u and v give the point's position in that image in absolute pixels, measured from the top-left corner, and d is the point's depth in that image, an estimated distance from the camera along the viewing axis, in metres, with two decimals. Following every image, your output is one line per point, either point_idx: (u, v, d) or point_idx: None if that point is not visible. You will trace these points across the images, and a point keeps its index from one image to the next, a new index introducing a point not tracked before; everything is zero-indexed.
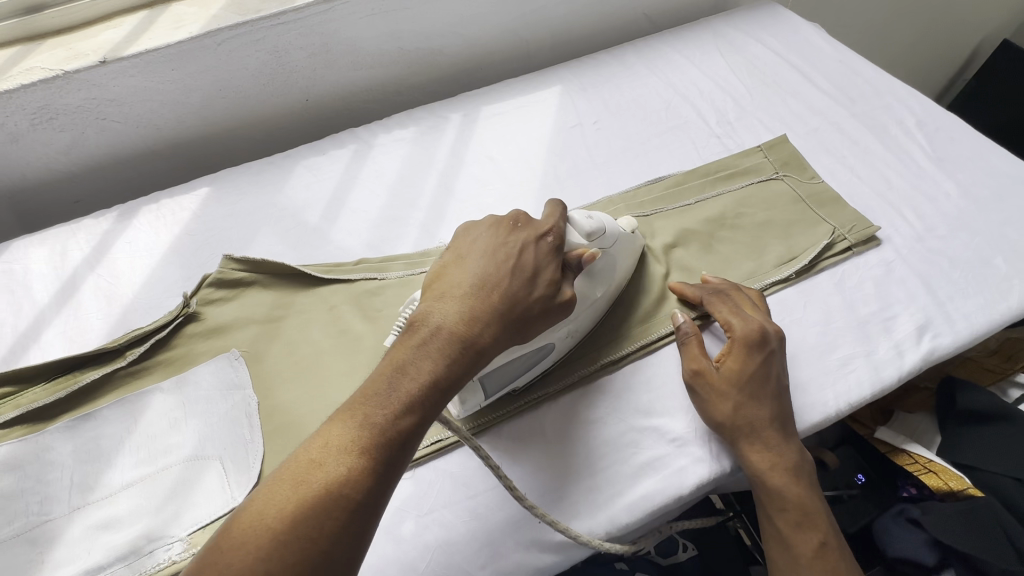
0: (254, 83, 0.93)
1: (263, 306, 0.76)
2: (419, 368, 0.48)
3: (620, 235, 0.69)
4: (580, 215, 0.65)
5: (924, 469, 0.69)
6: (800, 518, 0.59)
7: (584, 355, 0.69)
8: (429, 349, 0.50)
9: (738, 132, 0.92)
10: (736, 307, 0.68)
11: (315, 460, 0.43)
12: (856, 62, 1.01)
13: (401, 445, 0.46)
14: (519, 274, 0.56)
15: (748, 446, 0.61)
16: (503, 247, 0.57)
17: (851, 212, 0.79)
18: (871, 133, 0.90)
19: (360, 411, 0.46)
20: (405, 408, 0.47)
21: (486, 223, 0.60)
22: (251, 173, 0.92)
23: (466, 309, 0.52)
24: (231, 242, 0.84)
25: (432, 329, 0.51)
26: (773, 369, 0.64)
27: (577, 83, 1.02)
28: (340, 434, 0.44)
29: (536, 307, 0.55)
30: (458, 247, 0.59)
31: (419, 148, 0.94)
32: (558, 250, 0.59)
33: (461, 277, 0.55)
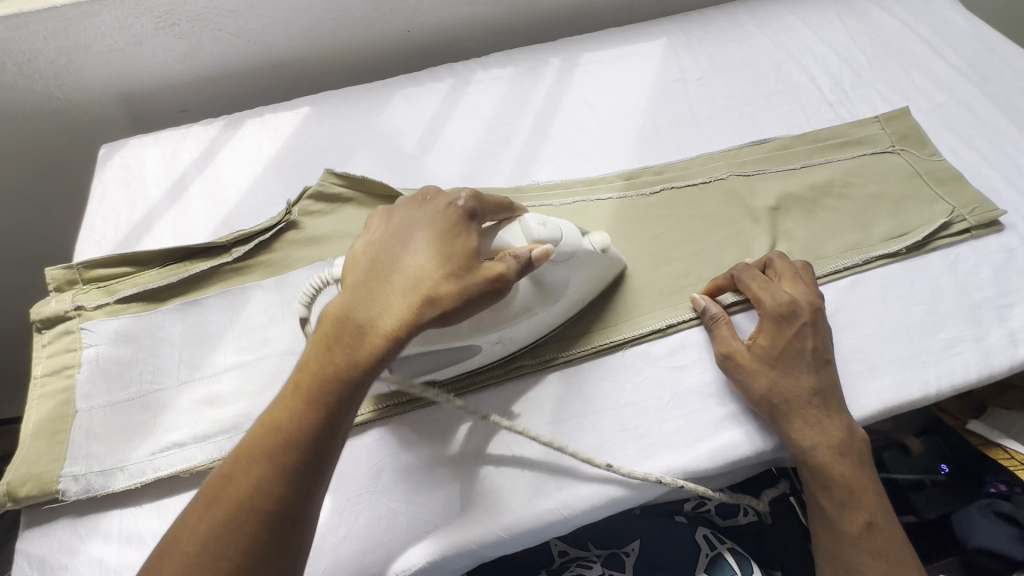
0: (361, 8, 0.93)
1: (359, 223, 0.78)
2: (323, 371, 0.47)
3: (578, 248, 0.60)
4: (533, 219, 0.56)
5: (1018, 464, 0.68)
6: (844, 497, 0.57)
7: (674, 305, 0.69)
8: (332, 351, 0.48)
9: (854, 102, 0.87)
10: (768, 281, 0.65)
11: (227, 477, 0.45)
12: (993, 39, 0.93)
13: (309, 451, 0.46)
14: (425, 262, 0.49)
15: (785, 424, 0.59)
16: (408, 227, 0.52)
17: (974, 194, 0.74)
18: (1004, 115, 0.83)
19: (269, 425, 0.47)
20: (308, 414, 0.46)
21: (395, 201, 0.56)
22: (350, 98, 0.94)
23: (374, 303, 0.49)
24: (330, 161, 0.86)
25: (333, 327, 0.48)
26: (807, 343, 0.61)
27: (683, 37, 0.98)
28: (251, 450, 0.46)
29: (450, 291, 0.48)
30: (367, 231, 0.55)
31: (516, 88, 0.93)
32: (469, 218, 0.51)
33: (363, 272, 0.51)
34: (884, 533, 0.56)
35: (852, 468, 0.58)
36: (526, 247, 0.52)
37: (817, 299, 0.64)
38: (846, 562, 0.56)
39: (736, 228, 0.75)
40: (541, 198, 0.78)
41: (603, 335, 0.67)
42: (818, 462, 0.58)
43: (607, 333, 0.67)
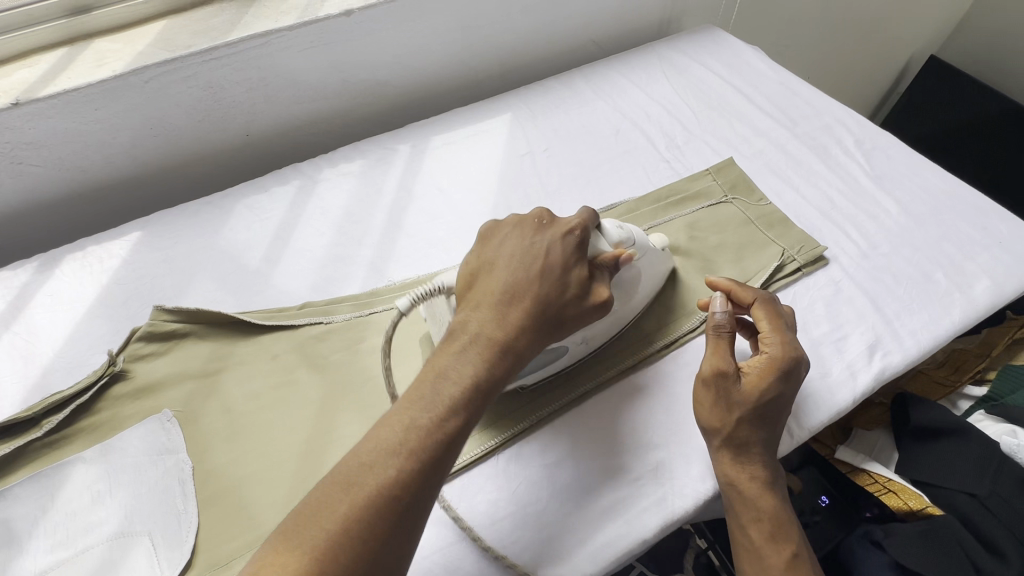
0: (187, 120, 0.88)
1: (198, 360, 0.71)
2: (461, 373, 0.50)
3: (647, 247, 0.69)
4: (609, 226, 0.65)
5: (885, 488, 0.68)
6: (774, 529, 0.59)
7: (541, 394, 0.66)
8: (470, 355, 0.51)
9: (687, 156, 0.93)
10: (780, 326, 0.65)
11: (364, 463, 0.45)
12: (794, 83, 1.04)
13: (450, 446, 0.47)
14: (551, 273, 0.56)
15: (726, 458, 0.60)
16: (530, 249, 0.58)
17: (799, 233, 0.80)
18: (813, 153, 0.92)
19: (403, 418, 0.47)
20: (454, 410, 0.48)
21: (510, 222, 0.61)
22: (186, 215, 0.87)
23: (505, 312, 0.54)
24: (165, 291, 0.79)
25: (473, 334, 0.52)
26: (785, 401, 0.61)
27: (527, 110, 1.01)
28: (383, 441, 0.46)
29: (573, 306, 0.57)
30: (482, 248, 0.60)
31: (367, 182, 0.91)
32: (585, 243, 0.59)
33: (494, 282, 0.56)
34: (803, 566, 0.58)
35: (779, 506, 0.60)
36: (614, 254, 0.62)
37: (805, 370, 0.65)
38: None
39: None
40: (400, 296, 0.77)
41: (472, 444, 0.63)
42: (750, 496, 0.59)
43: (475, 441, 0.63)
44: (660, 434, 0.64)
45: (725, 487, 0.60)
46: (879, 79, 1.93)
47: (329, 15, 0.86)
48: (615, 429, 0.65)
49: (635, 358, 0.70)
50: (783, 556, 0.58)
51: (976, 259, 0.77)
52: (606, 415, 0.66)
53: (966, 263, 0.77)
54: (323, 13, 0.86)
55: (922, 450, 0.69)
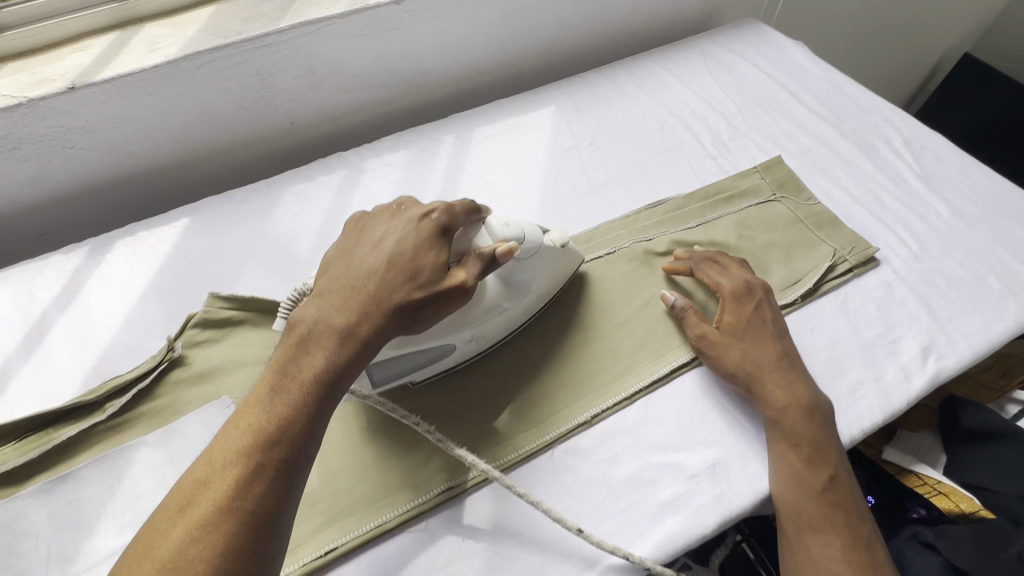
0: (235, 106, 0.88)
1: (254, 348, 0.71)
2: (304, 368, 0.47)
3: (540, 243, 0.67)
4: (492, 220, 0.63)
5: (935, 491, 0.69)
6: (812, 455, 0.59)
7: (598, 390, 0.68)
8: (312, 350, 0.48)
9: (733, 153, 0.92)
10: (721, 267, 0.74)
11: (200, 480, 0.41)
12: (840, 80, 1.03)
13: (293, 449, 0.44)
14: (402, 258, 0.54)
15: (768, 389, 0.63)
16: (380, 240, 0.56)
17: (849, 234, 0.80)
18: (861, 153, 0.91)
19: (243, 423, 0.44)
20: (296, 412, 0.45)
21: (369, 214, 0.60)
22: (235, 202, 0.88)
23: (348, 303, 0.51)
24: (217, 278, 0.79)
25: (312, 330, 0.49)
26: (766, 315, 0.69)
27: (570, 103, 1.01)
28: (222, 451, 0.43)
29: (427, 292, 0.54)
30: (336, 249, 0.58)
31: (412, 173, 0.91)
32: (444, 228, 0.57)
33: (341, 275, 0.54)
34: (843, 486, 0.59)
35: (818, 428, 0.61)
36: (490, 247, 0.59)
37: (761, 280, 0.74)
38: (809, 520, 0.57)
39: (644, 293, 0.76)
40: None
41: (529, 437, 0.64)
42: (784, 416, 0.61)
43: (535, 432, 0.64)
44: (716, 432, 0.65)
45: (767, 415, 0.62)
46: (910, 78, 1.90)
47: (379, 4, 0.86)
48: (670, 425, 0.65)
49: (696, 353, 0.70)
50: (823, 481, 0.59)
51: None
52: (662, 411, 0.66)
53: (1019, 268, 0.77)
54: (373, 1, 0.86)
55: (972, 453, 0.69)
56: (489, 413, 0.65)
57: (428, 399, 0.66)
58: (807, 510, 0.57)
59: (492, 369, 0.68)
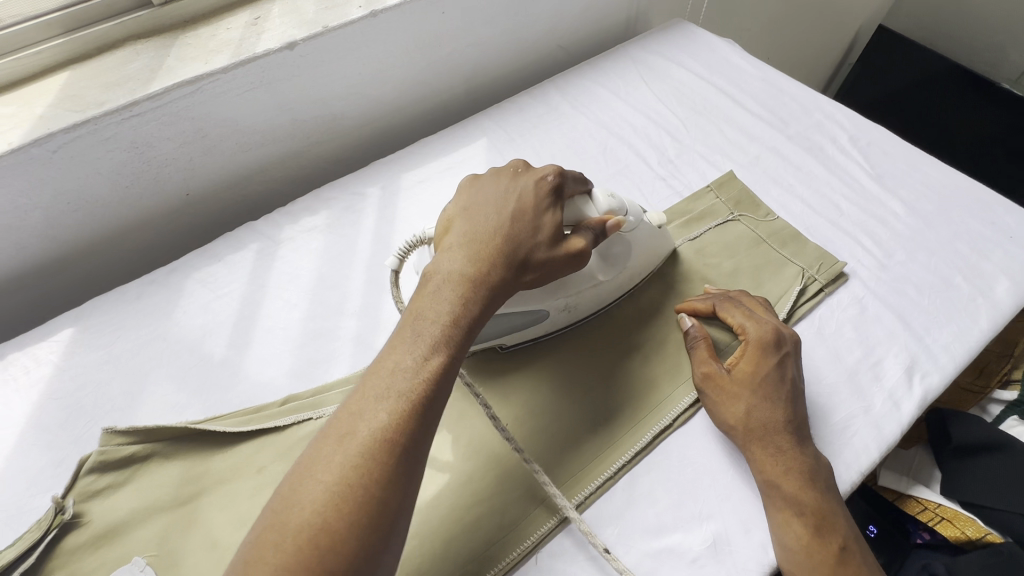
0: (113, 187, 0.75)
1: (168, 487, 0.59)
2: (443, 311, 0.48)
3: (640, 222, 0.68)
4: (599, 192, 0.62)
5: (938, 517, 0.66)
6: (820, 526, 0.53)
7: (576, 473, 0.60)
8: (448, 295, 0.49)
9: (682, 171, 0.87)
10: (748, 310, 0.66)
11: (357, 410, 0.42)
12: (777, 78, 0.99)
13: (437, 388, 0.44)
14: (525, 215, 0.55)
15: (763, 456, 0.57)
16: (504, 192, 0.57)
17: (813, 249, 0.76)
18: (810, 156, 0.87)
19: (390, 362, 0.45)
20: (438, 352, 0.46)
21: (486, 175, 0.60)
22: (128, 301, 0.74)
23: (479, 254, 0.52)
24: (113, 401, 0.66)
25: (447, 275, 0.50)
26: (787, 377, 0.61)
27: (504, 133, 0.92)
28: (375, 385, 0.44)
29: (549, 250, 0.55)
30: (459, 200, 0.58)
31: (336, 237, 0.80)
32: (561, 186, 0.58)
33: (469, 229, 0.54)
34: (855, 558, 0.53)
35: (824, 495, 0.55)
36: (599, 218, 0.60)
37: (793, 331, 0.66)
38: None
39: (612, 346, 0.69)
40: None
41: (506, 547, 0.56)
42: (785, 485, 0.55)
43: (513, 539, 0.56)
44: (711, 501, 0.58)
45: (761, 482, 0.57)
46: (831, 55, 1.93)
47: (268, 51, 0.74)
48: (660, 502, 0.58)
49: (673, 414, 0.63)
50: (833, 551, 0.53)
51: (992, 258, 0.75)
52: (649, 484, 0.60)
53: (982, 264, 0.74)
54: (261, 49, 0.74)
55: (966, 467, 0.66)
56: (459, 524, 0.56)
57: None
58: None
59: (457, 467, 0.60)
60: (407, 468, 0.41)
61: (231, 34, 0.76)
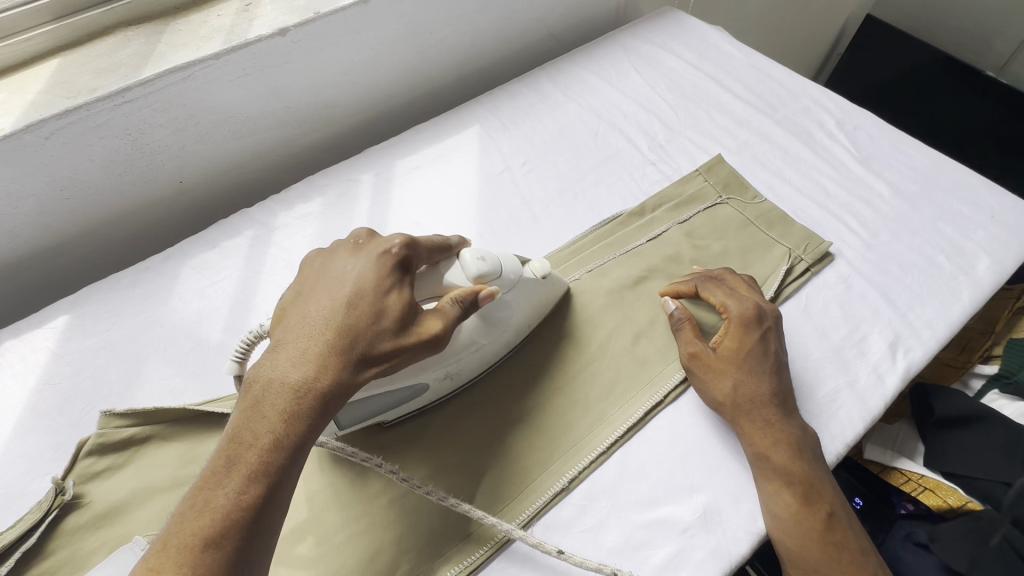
0: (105, 174, 0.75)
1: (167, 468, 0.60)
2: (265, 429, 0.43)
3: (519, 276, 0.63)
4: (468, 255, 0.59)
5: (920, 487, 0.68)
6: (809, 493, 0.55)
7: (569, 449, 0.61)
8: (267, 411, 0.44)
9: (672, 156, 0.88)
10: (729, 289, 0.67)
11: (147, 575, 0.37)
12: (765, 64, 1.01)
13: (251, 529, 0.40)
14: (362, 304, 0.50)
15: (751, 429, 0.59)
16: (341, 276, 0.52)
17: (800, 230, 0.77)
18: (798, 140, 0.89)
19: (202, 500, 0.40)
20: (251, 485, 0.41)
21: (323, 251, 0.55)
22: (124, 287, 0.75)
23: (307, 356, 0.46)
24: (111, 386, 0.67)
25: (268, 384, 0.45)
26: (769, 351, 0.63)
27: (495, 120, 0.93)
28: (178, 534, 0.38)
29: (387, 342, 0.49)
30: (296, 287, 0.53)
31: (330, 224, 0.81)
32: (404, 262, 0.54)
33: (299, 322, 0.49)
34: (841, 522, 0.56)
35: (810, 464, 0.57)
36: (470, 288, 0.57)
37: (774, 306, 0.68)
38: (808, 559, 0.54)
39: (603, 327, 0.70)
40: None
41: (502, 521, 0.57)
42: (773, 457, 0.57)
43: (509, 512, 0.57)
44: (702, 474, 0.60)
45: (751, 455, 0.58)
46: (820, 45, 1.95)
47: (261, 37, 0.74)
48: (652, 475, 0.60)
49: (664, 391, 0.65)
50: (820, 517, 0.55)
51: (973, 238, 0.77)
52: (641, 459, 0.61)
53: (964, 242, 0.76)
54: (253, 35, 0.74)
55: (949, 440, 0.68)
56: (454, 498, 0.58)
57: (382, 498, 0.57)
58: (812, 552, 0.54)
59: (453, 445, 0.61)
60: None
61: (223, 20, 0.76)
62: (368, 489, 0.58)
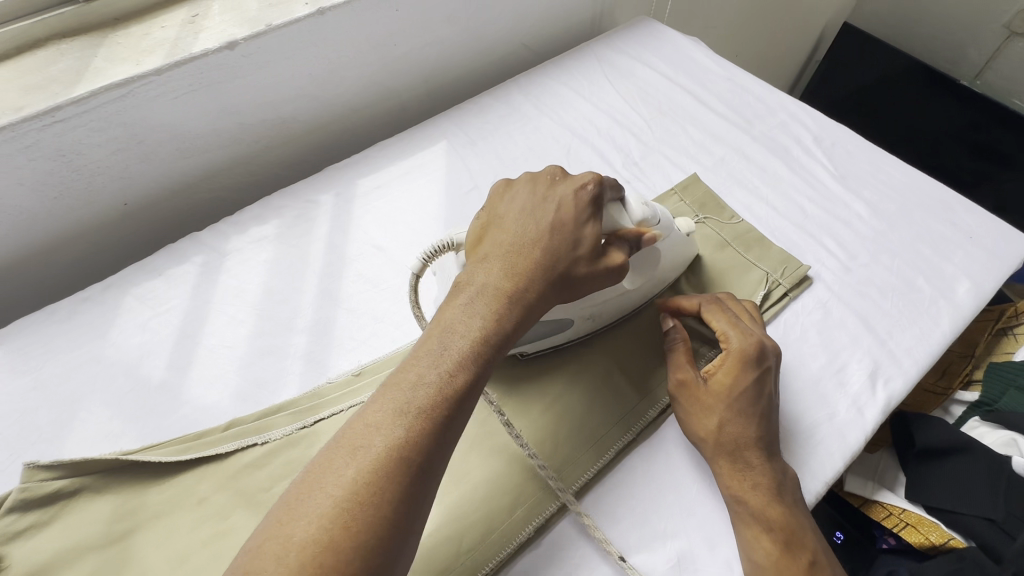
0: (38, 198, 0.69)
1: (98, 524, 0.55)
2: (469, 325, 0.46)
3: (670, 229, 0.65)
4: (631, 199, 0.60)
5: (903, 523, 0.65)
6: (789, 540, 0.52)
7: (550, 479, 0.58)
8: (480, 313, 0.46)
9: (647, 173, 0.85)
10: (735, 318, 0.64)
11: (372, 423, 0.40)
12: (742, 77, 0.98)
13: (454, 410, 0.42)
14: (563, 230, 0.52)
15: (727, 469, 0.56)
16: (537, 205, 0.54)
17: (778, 253, 0.75)
18: (775, 157, 0.86)
19: (412, 375, 0.43)
20: (463, 369, 0.43)
21: (522, 180, 0.57)
22: (59, 320, 0.69)
23: (509, 269, 0.49)
24: (40, 431, 0.61)
25: (483, 287, 0.48)
26: (764, 390, 0.59)
27: (464, 135, 0.89)
28: (395, 397, 0.42)
29: (584, 267, 0.52)
30: (488, 212, 0.56)
31: (286, 248, 0.76)
32: (600, 198, 0.54)
33: (503, 239, 0.52)
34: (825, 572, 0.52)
35: (790, 508, 0.54)
36: (636, 231, 0.57)
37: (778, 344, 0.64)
38: None
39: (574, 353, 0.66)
40: (347, 396, 0.63)
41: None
42: (752, 499, 0.54)
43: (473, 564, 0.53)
44: (676, 518, 0.57)
45: (727, 497, 0.56)
46: (798, 53, 1.95)
47: (206, 51, 0.69)
48: (623, 520, 0.57)
49: (638, 427, 0.62)
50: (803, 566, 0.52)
51: (953, 260, 0.75)
52: (612, 502, 0.58)
53: (943, 264, 0.74)
54: (198, 49, 0.69)
55: (931, 472, 0.66)
56: None
57: None
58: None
59: None
60: (412, 488, 0.39)
61: (166, 33, 0.71)
62: None
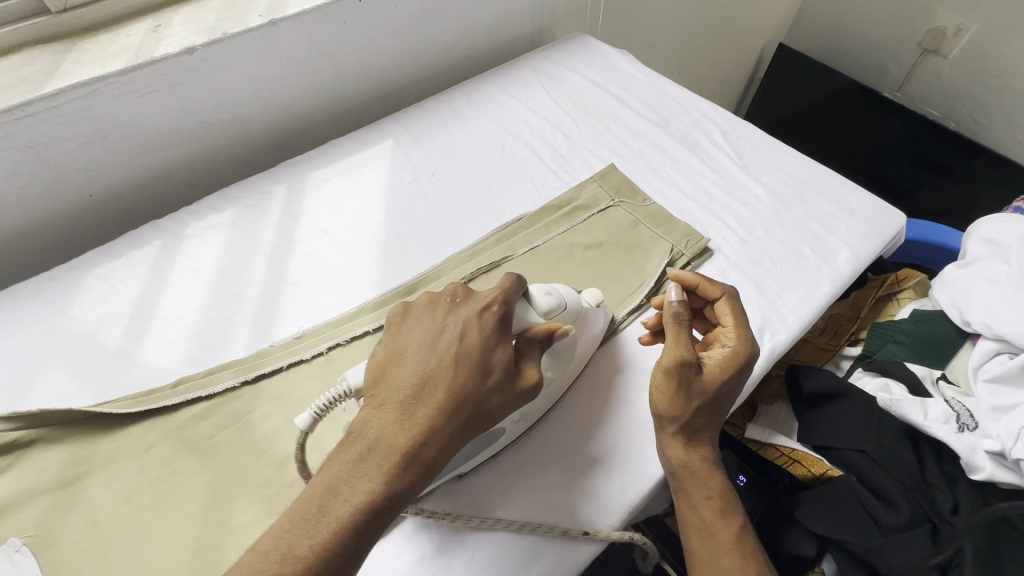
0: (7, 186, 0.76)
1: (52, 469, 0.60)
2: (355, 491, 0.45)
3: (579, 308, 0.64)
4: (536, 292, 0.60)
5: (791, 459, 0.73)
6: (724, 507, 0.61)
7: None
8: (364, 468, 0.46)
9: (572, 165, 0.95)
10: (746, 323, 0.66)
11: None
12: (662, 83, 1.10)
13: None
14: (468, 362, 0.52)
15: (678, 443, 0.61)
16: (442, 332, 0.53)
17: (682, 229, 0.84)
18: (687, 150, 0.96)
19: (283, 544, 0.43)
20: (337, 539, 0.43)
21: (423, 302, 0.56)
22: (22, 297, 0.75)
23: (402, 414, 0.49)
24: (1, 394, 0.66)
25: (376, 443, 0.47)
26: (739, 391, 0.65)
27: (409, 134, 0.98)
28: (255, 571, 0.42)
29: (493, 399, 0.52)
30: (391, 338, 0.54)
31: (239, 232, 0.83)
32: (506, 320, 0.55)
33: (405, 371, 0.51)
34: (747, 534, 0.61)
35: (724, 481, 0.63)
36: (544, 330, 0.57)
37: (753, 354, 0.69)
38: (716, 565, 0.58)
39: None
40: (289, 354, 0.70)
41: None
42: (699, 474, 0.61)
43: None
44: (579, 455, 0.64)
45: (675, 469, 0.61)
46: (740, 72, 2.12)
47: (166, 56, 0.78)
48: (532, 459, 0.63)
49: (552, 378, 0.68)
50: (731, 530, 0.60)
51: (836, 232, 0.84)
52: (526, 440, 0.65)
53: (828, 236, 0.84)
54: (159, 53, 0.78)
55: (816, 416, 0.73)
56: None
57: (268, 490, 0.60)
58: (722, 562, 0.59)
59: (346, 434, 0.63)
60: None
61: (131, 40, 0.80)
62: (260, 479, 0.61)
